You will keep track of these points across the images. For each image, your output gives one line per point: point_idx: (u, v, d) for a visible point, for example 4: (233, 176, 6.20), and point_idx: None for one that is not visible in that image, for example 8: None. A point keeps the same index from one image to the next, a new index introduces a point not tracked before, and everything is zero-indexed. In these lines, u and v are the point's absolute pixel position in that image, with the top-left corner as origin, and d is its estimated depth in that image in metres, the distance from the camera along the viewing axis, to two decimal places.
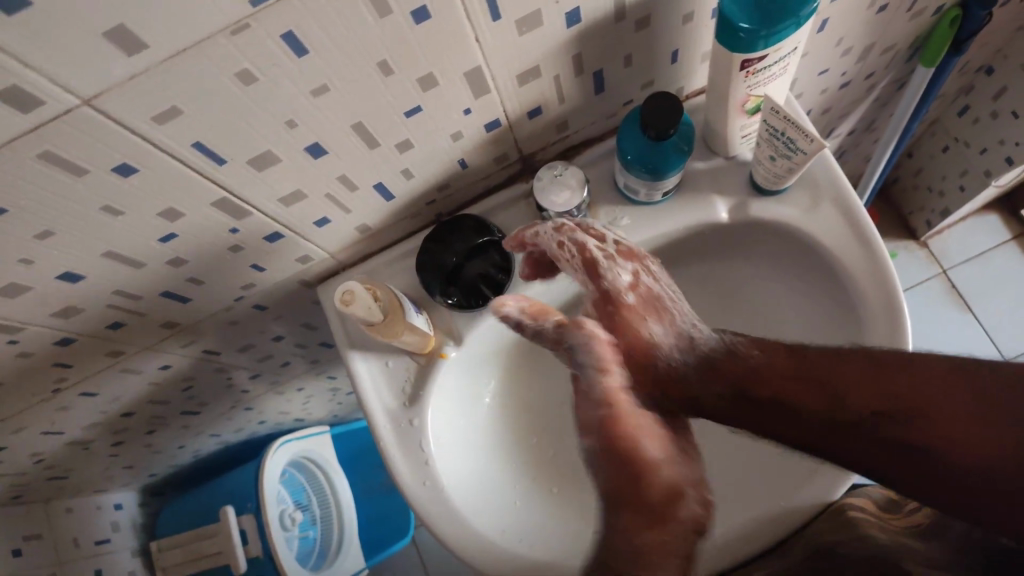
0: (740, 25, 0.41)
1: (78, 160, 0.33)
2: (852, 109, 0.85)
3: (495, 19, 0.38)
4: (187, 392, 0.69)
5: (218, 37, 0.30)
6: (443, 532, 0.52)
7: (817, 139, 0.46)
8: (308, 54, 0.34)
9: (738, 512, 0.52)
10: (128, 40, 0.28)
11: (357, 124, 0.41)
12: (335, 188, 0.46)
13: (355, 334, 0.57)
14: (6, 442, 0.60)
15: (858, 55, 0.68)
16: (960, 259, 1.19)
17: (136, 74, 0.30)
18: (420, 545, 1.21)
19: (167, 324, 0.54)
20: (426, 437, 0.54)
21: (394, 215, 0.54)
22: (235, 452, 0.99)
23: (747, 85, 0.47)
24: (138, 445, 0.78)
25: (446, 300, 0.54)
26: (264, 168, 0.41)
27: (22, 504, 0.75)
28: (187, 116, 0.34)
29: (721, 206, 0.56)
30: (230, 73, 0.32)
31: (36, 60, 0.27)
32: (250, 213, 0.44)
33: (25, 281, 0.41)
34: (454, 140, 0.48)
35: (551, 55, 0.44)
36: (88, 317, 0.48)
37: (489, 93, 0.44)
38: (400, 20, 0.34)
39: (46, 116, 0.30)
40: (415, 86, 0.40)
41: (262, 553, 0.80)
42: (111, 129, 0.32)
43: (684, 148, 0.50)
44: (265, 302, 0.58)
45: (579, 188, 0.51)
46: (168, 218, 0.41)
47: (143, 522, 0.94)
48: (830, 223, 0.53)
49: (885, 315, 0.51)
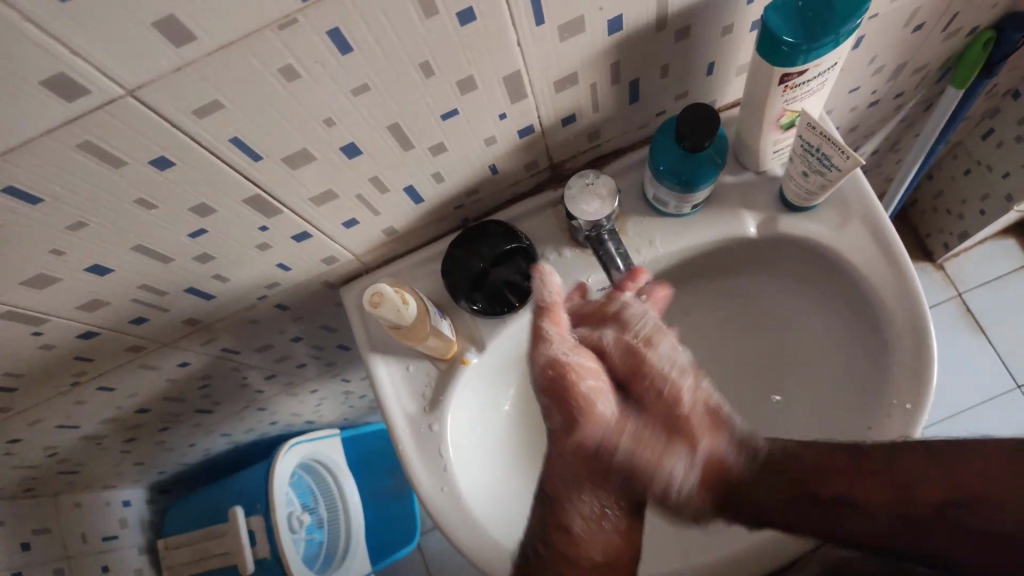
0: (784, 39, 0.41)
1: (116, 151, 0.33)
2: (877, 128, 0.84)
3: (539, 25, 0.37)
4: (201, 391, 0.69)
5: (265, 31, 0.30)
6: (458, 540, 0.51)
7: (853, 156, 0.45)
8: (351, 53, 0.33)
9: (762, 526, 0.51)
10: (177, 30, 0.28)
11: (393, 125, 0.40)
12: (366, 190, 0.46)
13: (377, 338, 0.56)
14: (21, 434, 0.60)
15: (888, 74, 0.68)
16: (977, 283, 1.18)
17: (182, 66, 0.30)
18: (424, 553, 1.20)
19: (188, 321, 0.53)
20: (445, 442, 0.53)
21: (421, 218, 0.54)
22: (243, 452, 0.98)
23: (785, 99, 0.46)
24: (150, 441, 0.77)
25: (471, 306, 0.54)
26: (298, 167, 0.40)
27: (31, 497, 0.75)
28: (227, 110, 0.33)
29: (750, 221, 0.55)
30: (274, 68, 0.32)
31: (85, 48, 0.27)
32: (281, 210, 0.43)
33: (52, 273, 0.40)
34: (487, 145, 0.47)
35: (590, 63, 0.43)
36: (113, 310, 0.47)
37: (526, 99, 0.44)
38: (445, 20, 0.34)
39: (90, 106, 0.30)
40: (454, 89, 0.40)
41: (270, 556, 0.79)
42: (152, 120, 0.32)
43: (717, 161, 0.50)
44: (286, 302, 0.57)
45: (610, 199, 0.50)
46: (199, 213, 0.41)
47: (150, 520, 0.93)
48: (858, 241, 0.53)
49: (912, 334, 0.50)
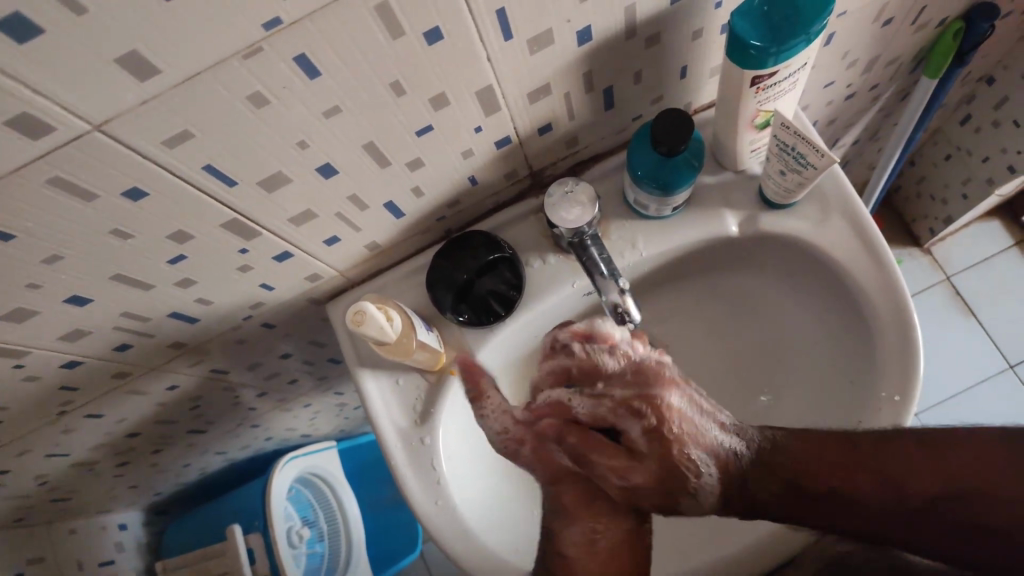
0: (752, 42, 0.41)
1: (87, 184, 0.33)
2: (856, 120, 0.85)
3: (507, 39, 0.38)
4: (193, 411, 0.69)
5: (231, 61, 0.30)
6: (454, 553, 0.51)
7: (828, 154, 0.46)
8: (320, 76, 0.33)
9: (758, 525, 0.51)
10: (140, 65, 0.28)
11: (368, 143, 0.40)
12: (345, 208, 0.46)
13: (365, 352, 0.56)
14: (11, 465, 0.60)
15: (863, 67, 0.68)
16: (964, 266, 1.19)
17: (148, 99, 0.30)
18: (428, 560, 1.20)
19: (174, 345, 0.53)
20: (437, 456, 0.53)
21: (404, 232, 0.54)
22: (238, 469, 0.98)
23: (758, 100, 0.46)
24: (144, 464, 0.77)
25: (457, 318, 0.54)
26: (275, 189, 0.40)
27: (25, 527, 0.74)
28: (197, 139, 0.33)
29: (731, 220, 0.55)
30: (242, 95, 0.32)
31: (48, 87, 0.27)
32: (259, 233, 0.43)
33: (31, 306, 0.40)
34: (464, 158, 0.47)
35: (562, 73, 0.43)
36: (96, 339, 0.47)
37: (500, 111, 0.44)
38: (413, 41, 0.34)
39: (57, 142, 0.30)
40: (427, 106, 0.40)
41: (269, 572, 0.79)
42: (122, 153, 0.32)
43: (695, 164, 0.50)
44: (273, 321, 0.57)
45: (590, 205, 0.51)
46: (177, 239, 0.40)
47: (147, 542, 0.93)
48: (840, 236, 0.53)
49: (896, 324, 0.51)
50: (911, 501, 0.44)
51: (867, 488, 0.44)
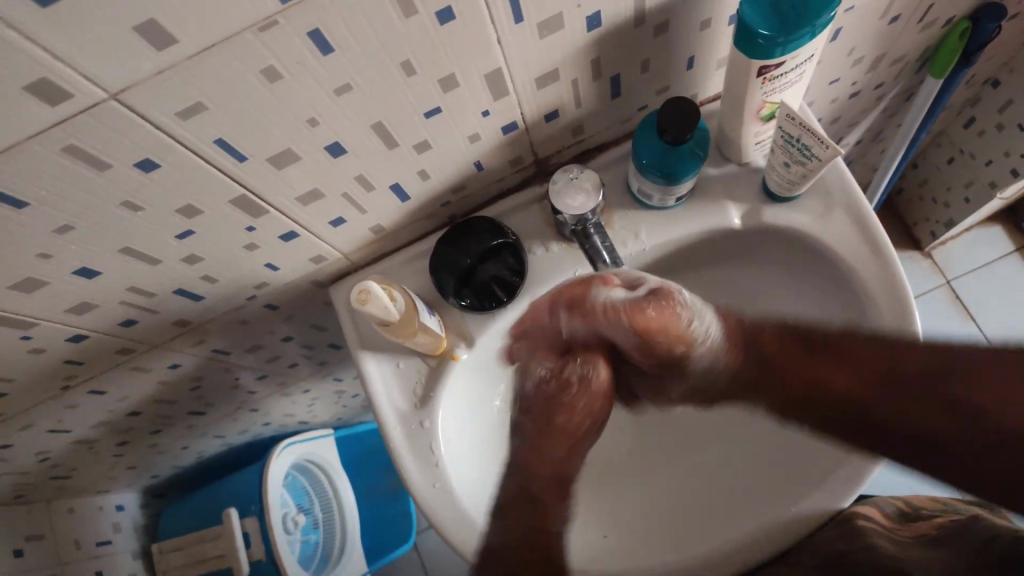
0: (759, 31, 0.41)
1: (100, 154, 0.33)
2: (860, 119, 0.85)
3: (518, 22, 0.38)
4: (194, 392, 0.69)
5: (246, 34, 0.30)
6: (450, 535, 0.51)
7: (831, 146, 0.46)
8: (333, 53, 0.34)
9: (752, 517, 0.52)
10: (157, 34, 0.28)
11: (376, 123, 0.41)
12: (352, 188, 0.46)
13: (367, 335, 0.57)
14: (12, 439, 0.60)
15: (868, 65, 0.68)
16: (964, 270, 1.19)
17: (164, 69, 0.30)
18: (423, 551, 1.21)
19: (178, 322, 0.53)
20: (436, 439, 0.54)
21: (409, 216, 0.54)
22: (237, 454, 0.99)
23: (764, 92, 0.47)
24: (144, 444, 0.77)
25: (460, 302, 0.54)
26: (283, 166, 0.41)
27: (24, 504, 0.75)
28: (210, 112, 0.34)
29: (734, 212, 0.56)
30: (256, 69, 0.32)
31: (66, 52, 0.27)
32: (267, 211, 0.44)
33: (39, 277, 0.41)
34: (471, 142, 0.48)
35: (570, 59, 0.44)
36: (101, 313, 0.47)
37: (508, 96, 0.44)
38: (425, 20, 0.35)
39: (72, 110, 0.30)
40: (436, 87, 0.40)
41: (265, 557, 0.79)
42: (135, 124, 0.32)
43: (699, 154, 0.50)
44: (276, 302, 0.58)
45: (594, 192, 0.51)
46: (185, 214, 0.41)
47: (144, 523, 0.93)
48: (842, 232, 0.53)
49: (896, 320, 0.51)
50: (912, 393, 0.45)
51: (879, 404, 0.46)
